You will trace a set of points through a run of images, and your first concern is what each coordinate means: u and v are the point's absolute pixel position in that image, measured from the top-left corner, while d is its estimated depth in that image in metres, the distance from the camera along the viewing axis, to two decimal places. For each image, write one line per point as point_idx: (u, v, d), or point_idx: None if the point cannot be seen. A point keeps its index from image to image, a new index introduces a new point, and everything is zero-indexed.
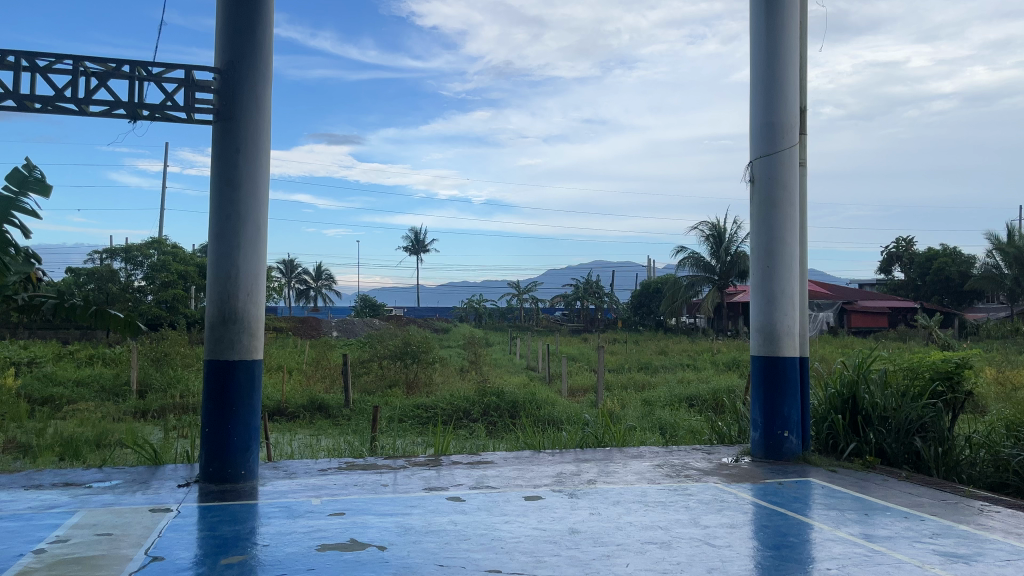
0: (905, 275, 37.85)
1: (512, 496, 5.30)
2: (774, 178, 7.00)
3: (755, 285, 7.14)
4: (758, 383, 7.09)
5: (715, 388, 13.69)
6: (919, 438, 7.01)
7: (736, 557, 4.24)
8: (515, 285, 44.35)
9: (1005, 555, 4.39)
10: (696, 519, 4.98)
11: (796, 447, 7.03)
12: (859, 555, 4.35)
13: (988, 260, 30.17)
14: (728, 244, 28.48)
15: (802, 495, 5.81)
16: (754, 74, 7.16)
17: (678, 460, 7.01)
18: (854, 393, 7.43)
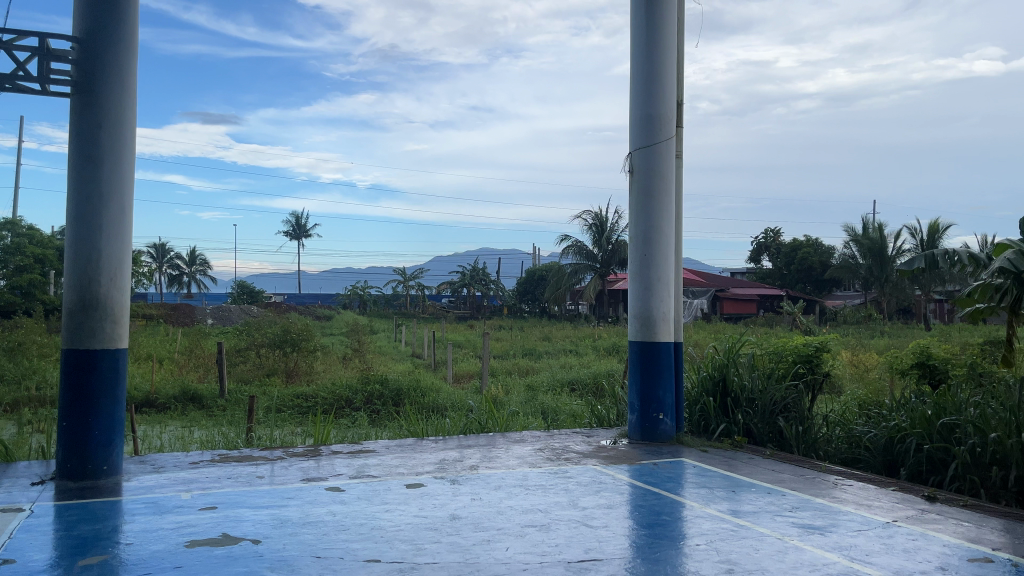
0: (772, 264, 40.00)
1: (393, 484, 5.26)
2: (652, 169, 7.21)
3: (633, 272, 7.35)
4: (635, 368, 7.31)
5: (596, 372, 14.06)
6: (782, 417, 7.44)
7: (612, 537, 4.37)
8: (399, 271, 43.95)
9: (856, 526, 4.72)
10: (575, 501, 5.10)
11: (670, 428, 7.31)
12: (726, 530, 4.57)
13: (845, 251, 32.29)
14: (610, 232, 29.30)
15: (675, 474, 6.05)
16: (634, 66, 7.35)
17: (560, 443, 7.15)
18: (724, 376, 7.79)
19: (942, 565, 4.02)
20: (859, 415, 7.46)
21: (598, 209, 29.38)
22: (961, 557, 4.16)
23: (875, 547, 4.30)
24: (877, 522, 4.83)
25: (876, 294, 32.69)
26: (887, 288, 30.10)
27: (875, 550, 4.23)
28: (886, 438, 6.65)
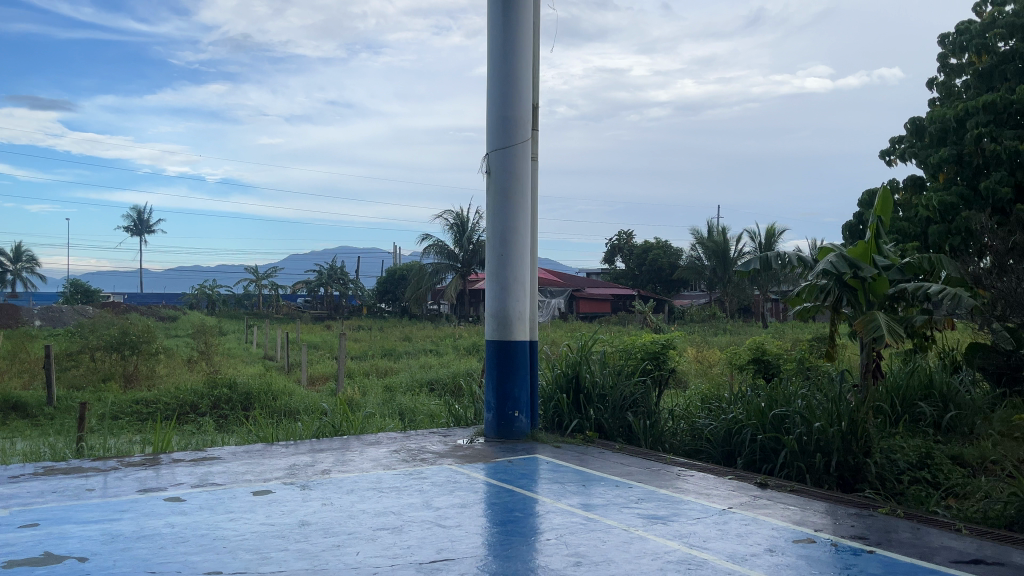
0: (625, 265, 41.54)
1: (238, 492, 5.05)
2: (509, 170, 7.31)
3: (490, 272, 7.41)
4: (492, 366, 7.38)
5: (454, 372, 14.10)
6: (631, 412, 7.74)
7: (465, 536, 4.39)
8: (252, 270, 42.29)
9: (696, 514, 4.98)
10: (429, 502, 5.09)
11: (525, 426, 7.43)
12: (575, 524, 4.70)
13: (691, 253, 34.03)
14: (471, 232, 29.50)
15: (530, 471, 6.16)
16: (491, 69, 7.42)
17: (415, 444, 7.11)
18: (577, 373, 8.01)
19: (771, 547, 4.31)
20: (701, 408, 7.88)
21: (459, 209, 29.49)
22: (787, 539, 4.48)
23: (711, 533, 4.55)
24: (714, 509, 5.11)
25: (719, 294, 34.66)
26: (729, 288, 32.00)
27: (712, 536, 4.48)
28: (725, 430, 7.06)
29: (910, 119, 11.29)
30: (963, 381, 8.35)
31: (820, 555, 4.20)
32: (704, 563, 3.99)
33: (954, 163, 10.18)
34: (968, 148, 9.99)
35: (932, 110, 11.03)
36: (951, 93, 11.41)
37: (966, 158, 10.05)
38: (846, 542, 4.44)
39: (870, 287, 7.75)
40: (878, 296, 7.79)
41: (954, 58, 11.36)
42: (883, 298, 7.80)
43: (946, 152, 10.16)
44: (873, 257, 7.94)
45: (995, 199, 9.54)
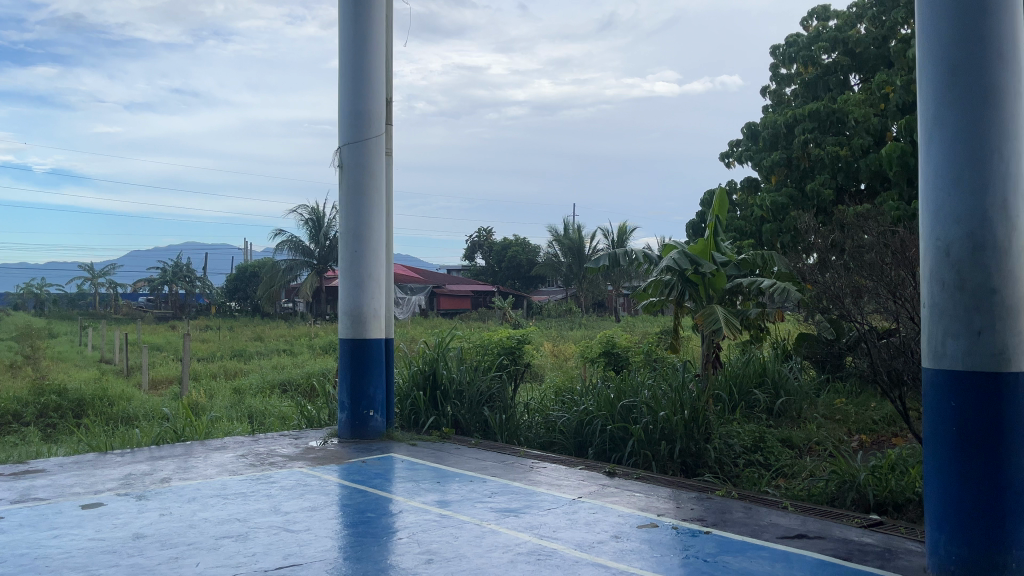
0: (484, 261, 41.87)
1: (65, 507, 4.69)
2: (362, 166, 7.18)
3: (344, 269, 7.25)
4: (345, 365, 7.23)
5: (308, 372, 13.73)
6: (487, 407, 7.82)
7: (313, 540, 4.29)
8: (86, 268, 39.43)
9: (547, 505, 5.09)
10: (277, 507, 4.93)
11: (380, 425, 7.33)
12: (428, 522, 4.69)
13: (548, 250, 34.77)
14: (327, 228, 28.79)
15: (384, 470, 6.09)
16: (342, 61, 7.26)
17: (264, 448, 6.86)
18: (434, 369, 7.97)
19: (617, 533, 4.48)
20: (555, 401, 8.05)
21: (315, 204, 28.66)
22: (632, 524, 4.67)
23: (561, 523, 4.67)
24: (565, 499, 5.25)
25: (575, 290, 35.63)
26: (585, 284, 32.96)
27: (561, 526, 4.60)
28: (576, 421, 7.24)
29: (746, 124, 12.04)
30: (792, 368, 9.02)
31: (661, 538, 4.41)
32: (552, 553, 4.09)
33: (785, 166, 11.00)
34: (796, 153, 10.76)
35: (765, 117, 11.80)
36: (782, 100, 12.24)
37: (794, 162, 10.86)
38: (685, 525, 4.68)
39: (709, 283, 8.20)
40: (717, 291, 8.21)
41: (784, 68, 12.17)
42: (721, 293, 8.22)
43: (778, 156, 10.96)
44: (712, 254, 8.41)
45: (819, 200, 10.34)
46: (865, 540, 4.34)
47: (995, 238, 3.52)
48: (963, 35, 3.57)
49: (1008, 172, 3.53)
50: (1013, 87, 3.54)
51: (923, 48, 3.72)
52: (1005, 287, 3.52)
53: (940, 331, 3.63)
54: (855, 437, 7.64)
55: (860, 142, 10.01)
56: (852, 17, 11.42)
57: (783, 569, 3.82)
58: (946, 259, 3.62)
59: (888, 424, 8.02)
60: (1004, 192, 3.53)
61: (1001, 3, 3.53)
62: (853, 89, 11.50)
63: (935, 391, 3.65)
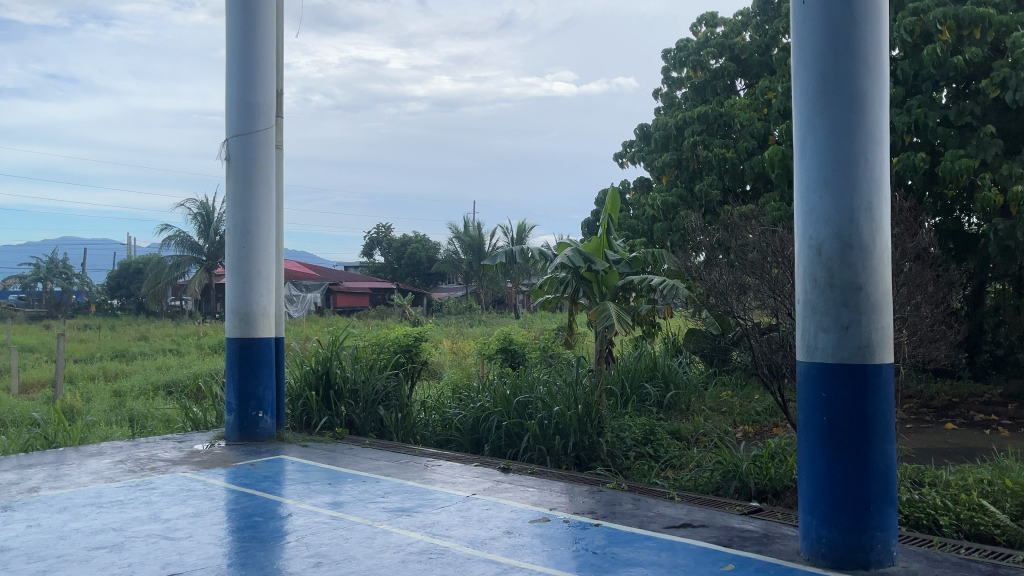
0: (383, 258, 41.34)
1: None
2: (251, 158, 6.95)
3: (231, 266, 7.01)
4: (233, 365, 6.99)
5: (196, 372, 13.20)
6: (383, 406, 7.74)
7: (196, 547, 4.14)
8: None
9: (440, 503, 5.07)
10: (157, 514, 4.73)
11: (270, 426, 7.13)
12: (318, 524, 4.60)
13: (448, 247, 34.68)
14: (217, 223, 27.79)
15: (274, 473, 5.92)
16: (230, 50, 7.01)
17: (145, 452, 6.56)
18: (327, 369, 7.80)
19: (509, 529, 4.51)
20: (451, 398, 8.02)
21: (204, 198, 27.57)
22: (525, 519, 4.71)
23: (454, 521, 4.66)
24: (458, 497, 5.25)
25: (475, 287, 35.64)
26: (484, 281, 33.01)
27: (454, 524, 4.59)
28: (472, 418, 7.25)
29: (639, 125, 12.34)
30: (681, 363, 9.33)
31: (553, 532, 4.47)
32: (444, 551, 4.08)
33: (675, 167, 11.35)
34: (686, 154, 11.12)
35: (657, 118, 12.13)
36: (672, 102, 12.62)
37: (684, 163, 11.22)
38: (577, 518, 4.76)
39: (603, 280, 8.39)
40: (609, 288, 8.45)
41: (675, 71, 12.55)
42: (613, 290, 8.47)
43: (668, 157, 11.31)
44: (605, 252, 8.61)
45: (707, 200, 10.72)
46: (746, 527, 4.53)
47: (860, 238, 3.74)
48: (833, 46, 3.77)
49: (872, 176, 3.75)
50: (877, 96, 3.77)
51: (798, 56, 3.90)
52: (869, 284, 3.75)
53: (812, 326, 3.82)
54: (739, 428, 7.96)
55: (745, 145, 10.42)
56: (738, 24, 11.96)
57: (668, 558, 3.94)
58: (817, 258, 3.81)
59: (770, 415, 8.40)
60: (869, 195, 3.75)
61: (867, 17, 3.74)
62: (739, 94, 11.97)
63: (808, 382, 3.83)
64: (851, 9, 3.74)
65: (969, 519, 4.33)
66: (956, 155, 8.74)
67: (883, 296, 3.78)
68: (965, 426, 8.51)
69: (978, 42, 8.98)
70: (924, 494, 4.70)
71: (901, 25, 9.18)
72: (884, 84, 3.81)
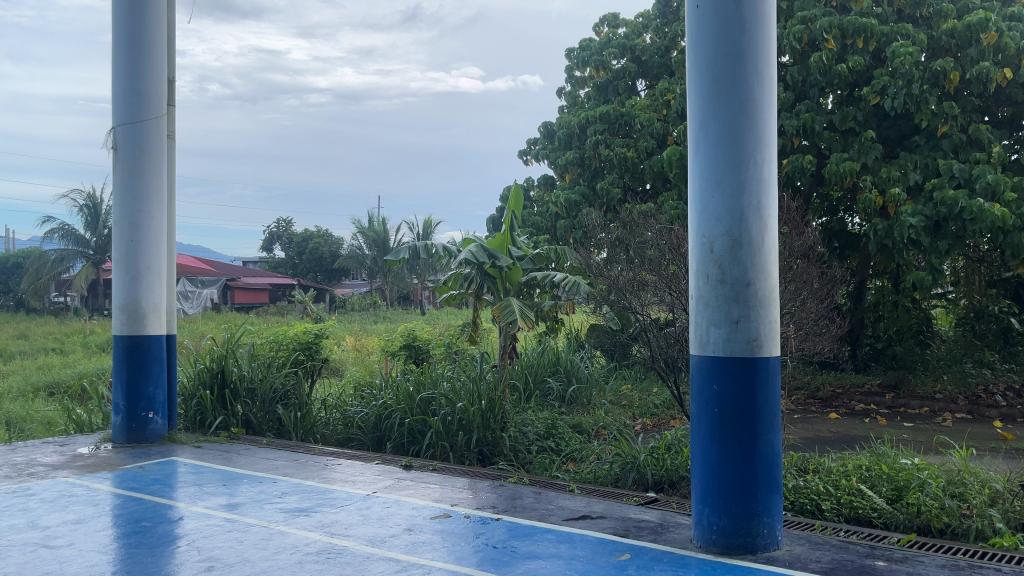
0: (283, 253, 40.28)
1: None
2: (140, 148, 6.64)
3: (118, 260, 6.69)
4: (120, 365, 6.68)
5: (81, 372, 12.54)
6: (281, 405, 7.55)
7: (78, 555, 3.94)
8: None
9: (340, 502, 4.99)
10: (35, 521, 4.48)
11: (161, 427, 6.84)
12: (212, 527, 4.45)
13: (352, 242, 34.12)
14: (106, 216, 26.45)
15: (164, 475, 5.69)
16: (117, 33, 6.67)
17: (22, 457, 6.19)
18: (223, 368, 7.54)
19: (409, 526, 4.47)
20: (353, 395, 7.87)
21: (91, 188, 26.16)
22: (426, 516, 4.69)
23: (353, 520, 4.60)
24: (358, 496, 5.17)
25: (380, 282, 35.20)
26: (389, 277, 32.61)
27: (354, 523, 4.53)
28: (375, 416, 7.16)
29: (543, 123, 12.45)
30: (583, 358, 9.48)
31: (453, 527, 4.47)
32: (342, 551, 4.02)
33: (578, 166, 11.51)
34: (588, 153, 11.30)
35: (560, 117, 12.26)
36: (576, 101, 12.78)
37: (587, 161, 11.41)
38: (478, 513, 4.77)
39: (506, 276, 8.44)
40: (513, 284, 8.49)
41: (578, 70, 12.71)
42: (516, 286, 8.53)
43: (572, 154, 11.46)
44: (508, 248, 8.58)
45: (609, 198, 10.95)
46: (642, 517, 4.65)
47: (750, 236, 3.89)
48: (724, 51, 3.90)
49: (761, 177, 3.91)
50: (765, 99, 3.93)
51: (692, 57, 4.02)
52: (757, 280, 3.90)
53: (704, 321, 3.95)
54: (638, 421, 8.15)
55: (645, 144, 10.66)
56: (639, 26, 12.22)
57: (567, 550, 4.00)
58: (709, 254, 3.94)
59: (666, 407, 8.64)
60: (758, 194, 3.91)
61: (756, 22, 3.89)
62: (639, 94, 12.23)
63: (700, 374, 3.96)
64: (740, 14, 3.88)
65: (848, 503, 4.58)
66: (840, 158, 9.21)
67: (770, 292, 3.95)
68: (847, 416, 9.00)
69: (861, 51, 9.46)
70: (808, 480, 4.93)
71: (790, 33, 9.58)
72: (772, 88, 3.96)
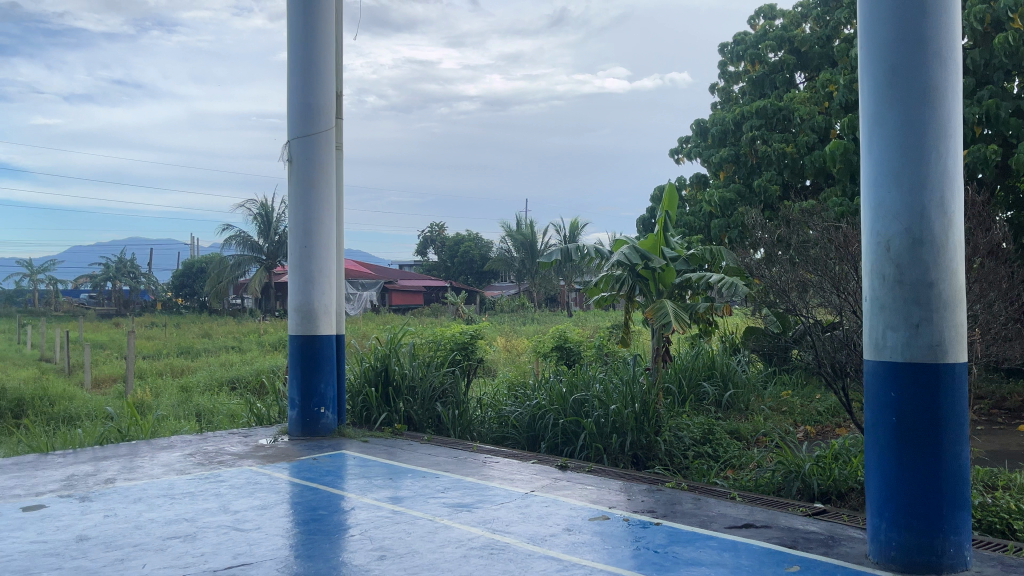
0: (436, 256, 41.69)
1: (4, 510, 4.73)
2: (312, 159, 7.08)
3: (293, 265, 7.16)
4: (295, 363, 7.14)
5: (258, 368, 13.54)
6: (440, 403, 7.79)
7: (264, 538, 4.26)
8: (24, 264, 38.57)
9: (500, 500, 5.11)
10: (226, 505, 4.88)
11: (331, 422, 7.26)
12: (381, 518, 4.68)
13: (501, 245, 34.80)
14: (276, 223, 28.35)
15: (336, 467, 6.04)
16: (291, 52, 7.15)
17: (212, 446, 6.77)
18: (386, 366, 7.92)
19: (569, 526, 4.51)
20: (508, 396, 8.03)
21: (264, 198, 28.16)
22: (584, 517, 4.71)
23: (514, 517, 4.69)
24: (517, 494, 5.27)
25: (529, 284, 35.71)
26: (537, 280, 33.02)
27: (514, 520, 4.62)
28: (529, 416, 7.26)
29: (695, 120, 12.20)
30: (740, 361, 9.19)
31: (613, 530, 4.46)
32: (505, 547, 4.12)
33: (733, 163, 11.17)
34: (744, 149, 10.96)
35: (713, 114, 11.96)
36: (730, 97, 12.42)
37: (742, 158, 11.06)
38: (637, 517, 4.74)
39: (659, 277, 8.26)
40: (666, 285, 8.30)
41: (732, 65, 12.35)
42: (670, 287, 8.31)
43: (726, 152, 11.14)
44: (661, 249, 8.45)
45: (767, 195, 10.57)
46: (810, 528, 4.45)
47: (932, 234, 3.64)
48: (902, 38, 3.68)
49: (944, 170, 3.65)
50: (950, 87, 3.67)
51: (865, 46, 3.82)
52: (942, 280, 3.65)
53: (880, 324, 3.74)
54: (801, 428, 7.81)
55: (806, 139, 10.22)
56: (797, 16, 11.73)
57: (730, 558, 3.90)
58: (886, 254, 3.73)
59: (831, 415, 8.23)
60: (941, 189, 3.65)
61: (939, 7, 3.65)
62: (799, 87, 11.73)
63: (876, 381, 3.75)
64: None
65: None
66: None
67: (956, 294, 3.68)
68: None
69: None
70: (997, 498, 4.56)
71: (970, 13, 8.89)
72: (957, 75, 3.70)
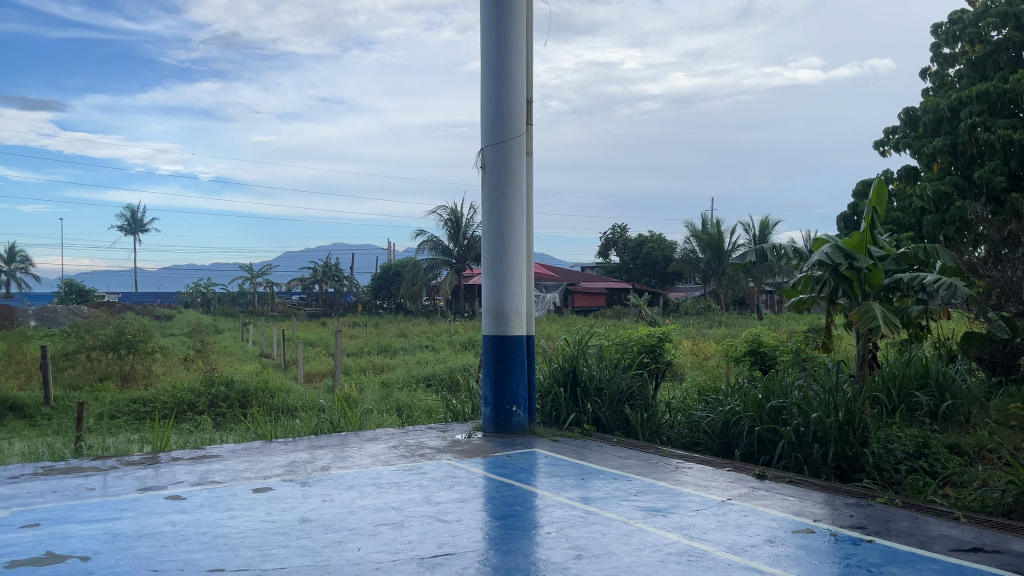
0: (618, 258, 41.51)
1: (238, 490, 5.26)
2: (503, 165, 7.28)
3: (486, 268, 7.39)
4: (489, 363, 7.37)
5: (451, 367, 14.13)
6: (629, 405, 7.75)
7: (465, 530, 4.43)
8: (245, 269, 42.65)
9: (695, 506, 4.99)
10: (429, 496, 5.12)
11: (523, 420, 7.43)
12: (576, 517, 4.71)
13: (686, 246, 34.08)
14: (465, 227, 29.46)
15: (528, 465, 6.16)
16: (484, 63, 7.39)
17: (414, 440, 7.14)
18: (574, 367, 7.99)
19: (770, 538, 4.33)
20: (699, 400, 7.86)
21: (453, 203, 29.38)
22: (787, 529, 4.49)
23: (710, 525, 4.56)
24: (713, 501, 5.13)
25: (715, 286, 34.69)
26: (723, 281, 32.02)
27: (711, 528, 4.49)
28: (722, 422, 7.06)
29: (904, 108, 11.33)
30: (958, 369, 8.42)
31: (818, 544, 4.22)
32: (704, 555, 4.02)
33: (948, 153, 10.26)
34: (962, 138, 10.03)
35: (925, 101, 11.05)
36: (944, 82, 11.42)
37: (960, 148, 10.12)
38: (845, 532, 4.46)
39: (866, 279, 7.73)
40: (873, 287, 7.75)
41: (947, 47, 11.35)
42: (878, 289, 7.76)
43: (940, 142, 10.24)
44: (869, 248, 7.88)
45: (989, 187, 9.59)
46: None
47: None
48: None
49: None
50: None
51: None
52: None
53: None
54: None
55: None
56: None
57: None
58: None
59: None
60: None
61: None
62: None
63: None
64: None
65: None
66: None
67: None
68: None
69: None
70: None
71: None
72: None
